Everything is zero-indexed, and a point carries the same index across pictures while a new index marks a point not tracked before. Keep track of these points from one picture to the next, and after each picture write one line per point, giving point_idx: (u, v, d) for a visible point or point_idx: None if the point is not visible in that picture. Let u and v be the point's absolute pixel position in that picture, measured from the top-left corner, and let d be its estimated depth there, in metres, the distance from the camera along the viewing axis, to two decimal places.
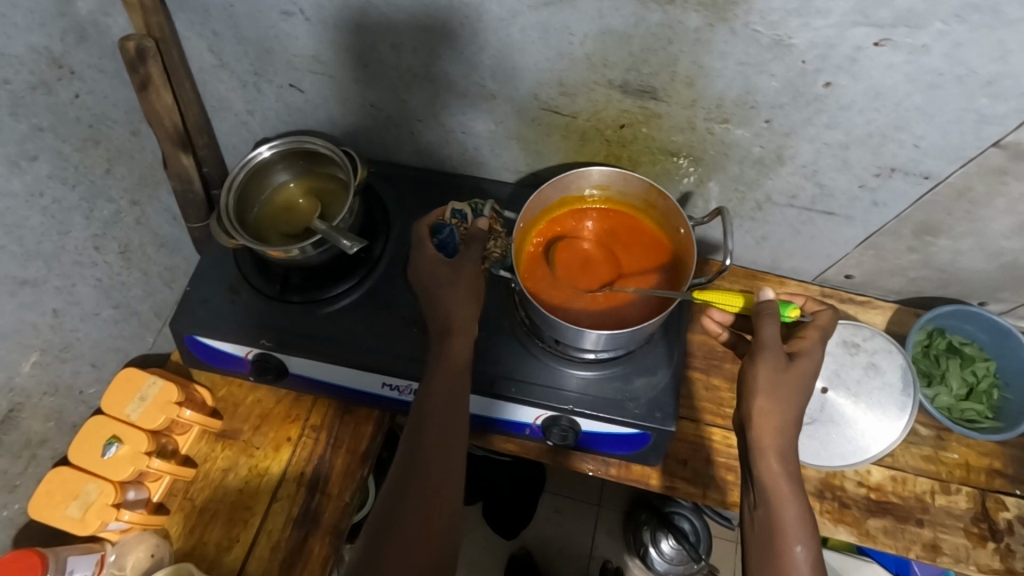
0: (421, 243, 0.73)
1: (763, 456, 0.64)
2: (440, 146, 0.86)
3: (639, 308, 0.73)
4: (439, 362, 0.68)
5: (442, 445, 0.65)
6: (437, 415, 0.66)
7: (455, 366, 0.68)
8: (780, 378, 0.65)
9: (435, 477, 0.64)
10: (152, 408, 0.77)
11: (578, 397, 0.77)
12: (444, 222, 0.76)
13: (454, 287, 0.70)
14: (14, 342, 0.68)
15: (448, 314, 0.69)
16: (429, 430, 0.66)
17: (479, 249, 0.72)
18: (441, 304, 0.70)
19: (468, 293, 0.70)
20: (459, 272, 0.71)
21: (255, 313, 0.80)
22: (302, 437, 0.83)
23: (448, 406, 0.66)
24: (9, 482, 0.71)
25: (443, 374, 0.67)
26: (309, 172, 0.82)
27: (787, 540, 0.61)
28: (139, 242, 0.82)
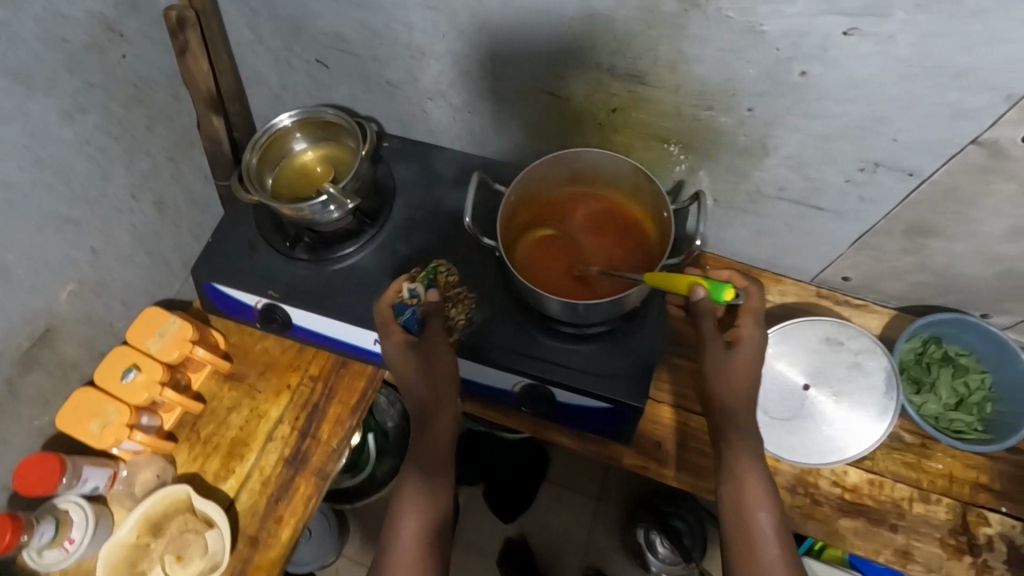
0: (386, 330, 0.75)
1: (727, 435, 0.72)
2: (450, 125, 0.91)
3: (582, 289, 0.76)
4: (421, 442, 0.72)
5: (428, 510, 0.70)
6: (421, 479, 0.71)
7: (438, 445, 0.72)
8: (724, 364, 0.72)
9: (425, 531, 0.69)
10: (170, 342, 0.85)
11: (555, 368, 0.80)
12: (404, 302, 0.76)
13: (430, 370, 0.73)
14: (54, 271, 0.76)
15: (427, 397, 0.73)
16: (411, 491, 0.70)
17: (439, 320, 0.75)
18: (419, 388, 0.73)
19: (445, 375, 0.73)
20: (431, 358, 0.73)
21: (268, 266, 0.87)
22: (301, 385, 0.91)
23: (430, 480, 0.71)
24: (44, 396, 0.80)
25: (426, 452, 0.72)
26: (324, 141, 0.89)
27: (752, 508, 0.68)
28: (173, 197, 0.90)
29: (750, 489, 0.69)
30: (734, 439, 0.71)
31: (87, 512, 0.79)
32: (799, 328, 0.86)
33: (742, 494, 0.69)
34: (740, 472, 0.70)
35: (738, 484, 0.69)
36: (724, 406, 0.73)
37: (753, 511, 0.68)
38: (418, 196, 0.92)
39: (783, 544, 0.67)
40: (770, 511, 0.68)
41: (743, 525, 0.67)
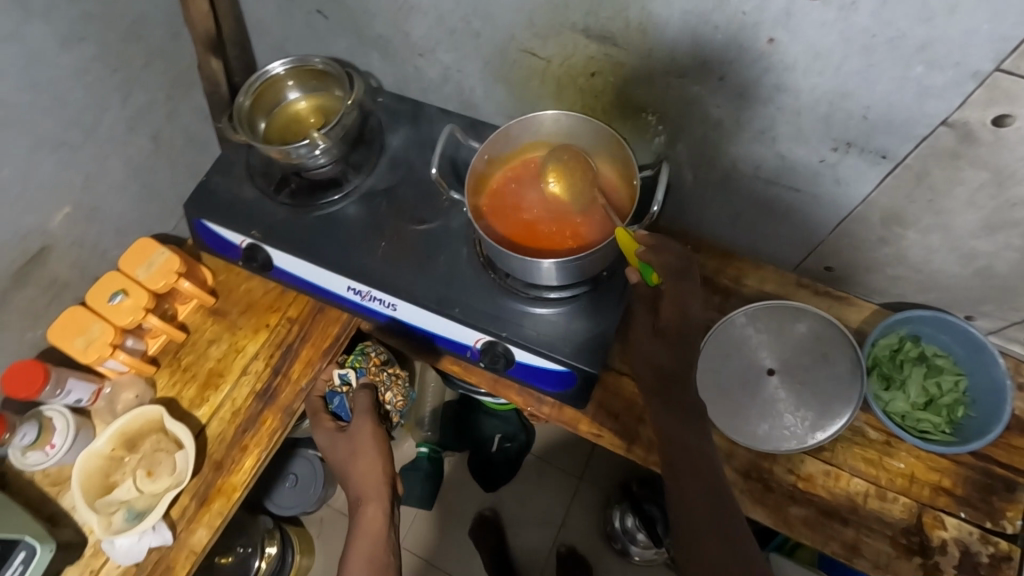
0: (316, 419, 0.90)
1: (660, 397, 0.75)
2: (440, 84, 0.92)
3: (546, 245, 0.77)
4: (359, 527, 0.82)
5: None
6: (360, 556, 0.78)
7: (375, 531, 0.81)
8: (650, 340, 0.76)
9: None
10: (157, 272, 0.90)
11: (516, 328, 0.81)
12: (334, 390, 0.92)
13: (358, 459, 0.86)
14: (50, 192, 0.80)
15: (360, 487, 0.84)
16: (354, 562, 0.78)
17: (366, 401, 0.90)
18: (354, 476, 0.85)
19: (371, 454, 0.86)
20: (354, 442, 0.87)
21: (254, 208, 0.91)
22: (278, 326, 0.94)
23: (369, 556, 0.78)
24: (37, 309, 0.85)
25: (361, 539, 0.80)
26: (316, 91, 0.92)
27: (686, 459, 0.72)
28: (170, 134, 0.94)
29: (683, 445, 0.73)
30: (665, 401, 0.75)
31: (69, 421, 0.85)
32: (767, 311, 0.86)
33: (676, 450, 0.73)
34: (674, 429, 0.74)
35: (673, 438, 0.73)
36: (660, 372, 0.75)
37: (686, 462, 0.72)
38: (404, 153, 0.94)
39: (712, 493, 0.70)
40: (704, 463, 0.72)
41: (676, 475, 0.72)
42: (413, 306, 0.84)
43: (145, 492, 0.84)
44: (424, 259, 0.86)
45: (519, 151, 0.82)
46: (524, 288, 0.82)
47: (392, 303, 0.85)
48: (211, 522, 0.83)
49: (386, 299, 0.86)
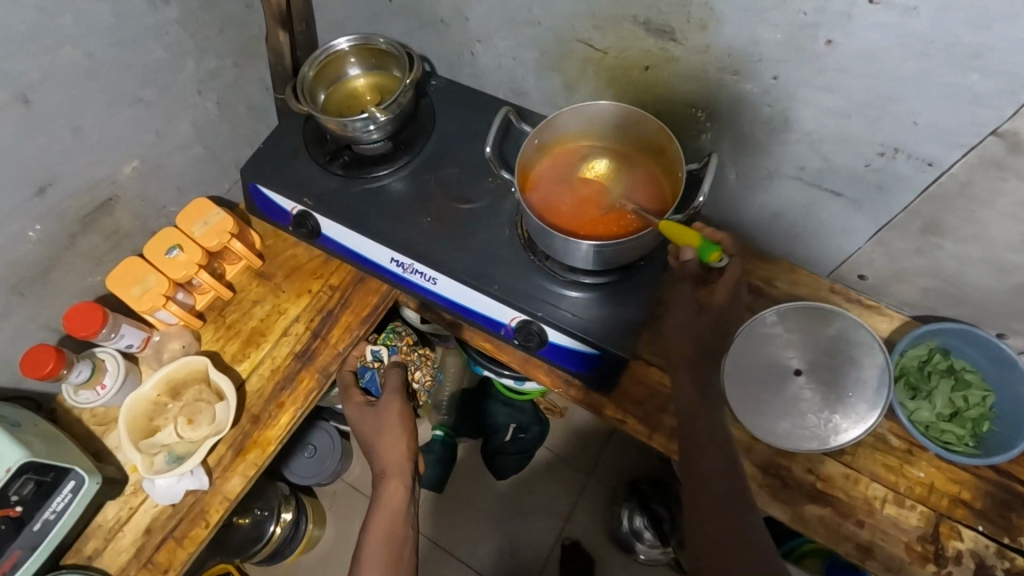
0: (347, 390, 0.99)
1: (682, 381, 0.78)
2: (494, 70, 0.96)
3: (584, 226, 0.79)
4: (381, 497, 0.88)
5: (384, 545, 0.81)
6: (380, 522, 0.84)
7: (393, 504, 0.87)
8: (689, 321, 0.79)
9: (388, 561, 0.79)
10: (212, 231, 0.94)
11: (551, 309, 0.84)
12: (367, 366, 1.04)
13: (385, 434, 0.94)
14: (121, 145, 0.85)
15: (384, 460, 0.91)
16: (374, 526, 0.83)
17: (395, 378, 1.01)
18: (379, 450, 0.93)
19: (395, 427, 0.94)
20: (382, 417, 0.95)
21: (308, 176, 0.95)
22: (320, 291, 0.98)
23: (388, 519, 0.84)
24: (99, 255, 0.90)
25: (381, 509, 0.86)
26: (376, 68, 0.95)
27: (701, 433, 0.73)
28: (233, 100, 0.98)
29: (700, 421, 0.74)
30: (686, 384, 0.77)
31: (120, 364, 0.90)
32: (798, 312, 0.87)
33: (692, 426, 0.74)
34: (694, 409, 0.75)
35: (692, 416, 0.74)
36: (684, 358, 0.79)
37: (703, 435, 0.73)
38: (453, 134, 0.97)
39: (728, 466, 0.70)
40: (719, 438, 0.72)
41: (689, 447, 0.73)
42: (453, 280, 0.87)
43: (185, 438, 0.88)
44: (467, 236, 0.89)
45: (569, 137, 0.84)
46: (562, 271, 0.85)
47: (432, 276, 0.89)
48: (245, 471, 0.87)
49: (427, 273, 0.89)
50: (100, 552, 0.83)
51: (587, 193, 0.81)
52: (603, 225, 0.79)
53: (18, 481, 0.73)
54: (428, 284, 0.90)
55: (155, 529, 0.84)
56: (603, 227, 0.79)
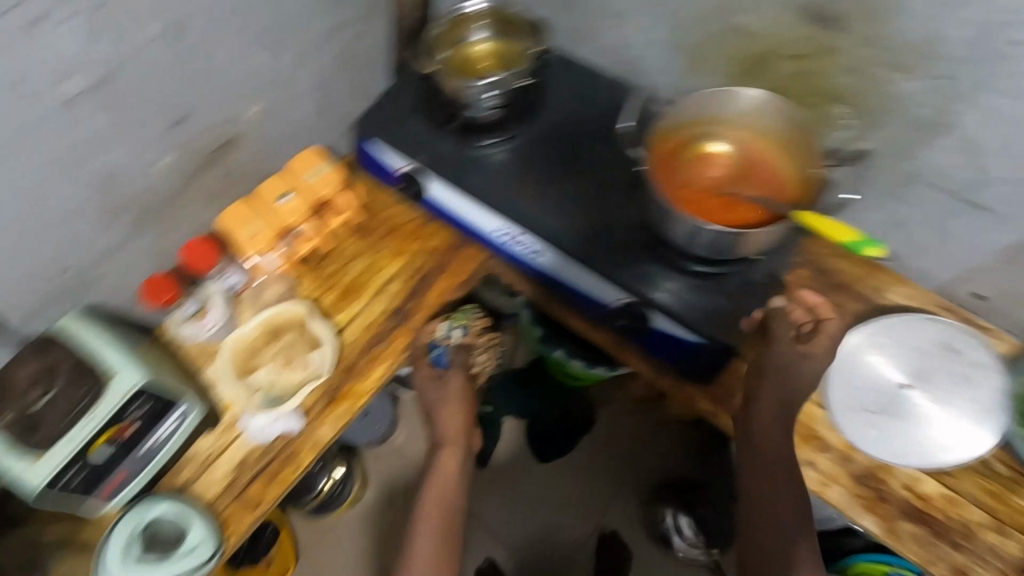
0: (417, 362, 0.96)
1: (757, 393, 0.81)
2: (620, 47, 0.94)
3: (702, 206, 0.79)
4: (436, 465, 0.91)
5: (439, 515, 0.86)
6: (434, 490, 0.88)
7: (448, 474, 0.90)
8: (787, 352, 0.81)
9: (440, 535, 0.84)
10: (323, 182, 0.96)
11: (660, 293, 0.83)
12: (437, 341, 0.97)
13: (445, 406, 0.95)
14: (252, 85, 0.85)
15: (444, 430, 0.94)
16: (430, 492, 0.88)
17: (462, 359, 0.99)
18: (440, 419, 0.95)
19: (457, 404, 0.96)
20: (447, 389, 0.96)
21: (422, 136, 0.95)
22: (418, 252, 0.99)
23: (440, 502, 0.87)
24: (216, 192, 0.92)
25: (435, 480, 0.89)
26: (503, 36, 0.94)
27: (770, 449, 0.78)
28: (355, 54, 0.98)
29: (766, 436, 0.80)
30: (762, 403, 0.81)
31: (224, 301, 0.91)
32: (911, 325, 0.85)
33: (757, 437, 0.80)
34: (763, 431, 0.80)
35: (760, 427, 0.80)
36: (758, 366, 0.82)
37: (771, 447, 0.78)
38: (570, 108, 0.95)
39: (791, 494, 0.76)
40: (781, 453, 0.78)
41: (752, 454, 0.79)
42: (559, 255, 0.87)
43: (280, 381, 0.90)
44: (581, 211, 0.88)
45: (702, 120, 0.83)
46: (672, 258, 0.84)
47: (537, 249, 0.89)
48: (337, 420, 0.89)
49: (533, 245, 0.89)
50: (193, 481, 0.85)
51: (711, 179, 0.81)
52: (721, 209, 0.79)
53: (136, 401, 0.74)
54: (533, 257, 0.91)
55: (248, 465, 0.86)
56: (722, 211, 0.78)
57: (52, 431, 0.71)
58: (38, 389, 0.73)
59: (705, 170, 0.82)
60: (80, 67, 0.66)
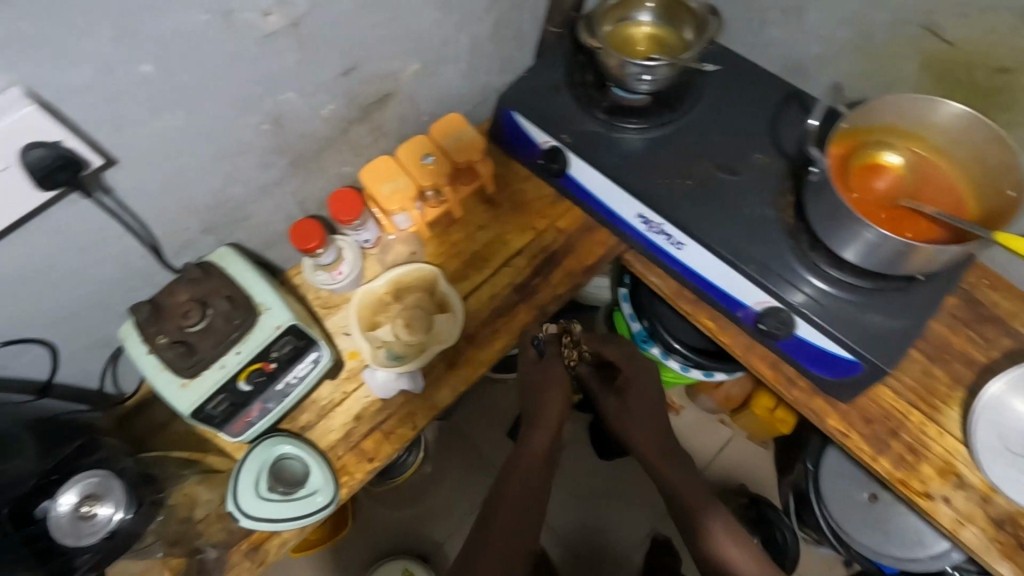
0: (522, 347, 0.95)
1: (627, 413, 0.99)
2: (785, 44, 0.91)
3: (872, 210, 0.76)
4: (528, 442, 0.91)
5: (524, 489, 0.86)
6: (522, 467, 0.88)
7: (537, 456, 0.90)
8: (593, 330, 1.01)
9: (521, 509, 0.84)
10: (463, 147, 0.95)
11: (808, 301, 0.80)
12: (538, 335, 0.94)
13: (545, 395, 0.93)
14: (417, 44, 0.86)
15: (539, 414, 0.92)
16: (522, 468, 0.89)
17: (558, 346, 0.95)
18: (536, 403, 0.93)
19: (552, 393, 0.93)
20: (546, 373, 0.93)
21: (567, 112, 0.94)
22: (546, 230, 0.98)
23: (517, 510, 0.84)
24: (361, 147, 0.92)
25: (523, 460, 0.89)
26: (669, 19, 0.92)
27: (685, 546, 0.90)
28: (508, 24, 0.97)
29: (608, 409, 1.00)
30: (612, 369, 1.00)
31: (357, 254, 0.92)
32: None
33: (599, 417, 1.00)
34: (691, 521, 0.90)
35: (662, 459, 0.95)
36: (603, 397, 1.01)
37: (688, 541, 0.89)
38: (723, 101, 0.93)
39: None
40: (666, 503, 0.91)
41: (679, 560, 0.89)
42: (703, 249, 0.85)
43: (403, 340, 0.89)
44: (729, 208, 0.86)
45: (885, 124, 0.80)
46: (826, 267, 0.81)
47: (680, 241, 0.87)
48: (455, 387, 0.88)
49: (676, 236, 0.87)
50: (311, 426, 0.86)
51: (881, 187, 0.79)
52: (894, 217, 0.75)
53: (282, 339, 0.76)
54: (672, 249, 0.89)
55: (365, 417, 0.87)
56: (895, 219, 0.75)
57: (205, 356, 0.73)
58: (193, 315, 0.73)
59: (876, 176, 0.79)
60: (285, 5, 0.66)
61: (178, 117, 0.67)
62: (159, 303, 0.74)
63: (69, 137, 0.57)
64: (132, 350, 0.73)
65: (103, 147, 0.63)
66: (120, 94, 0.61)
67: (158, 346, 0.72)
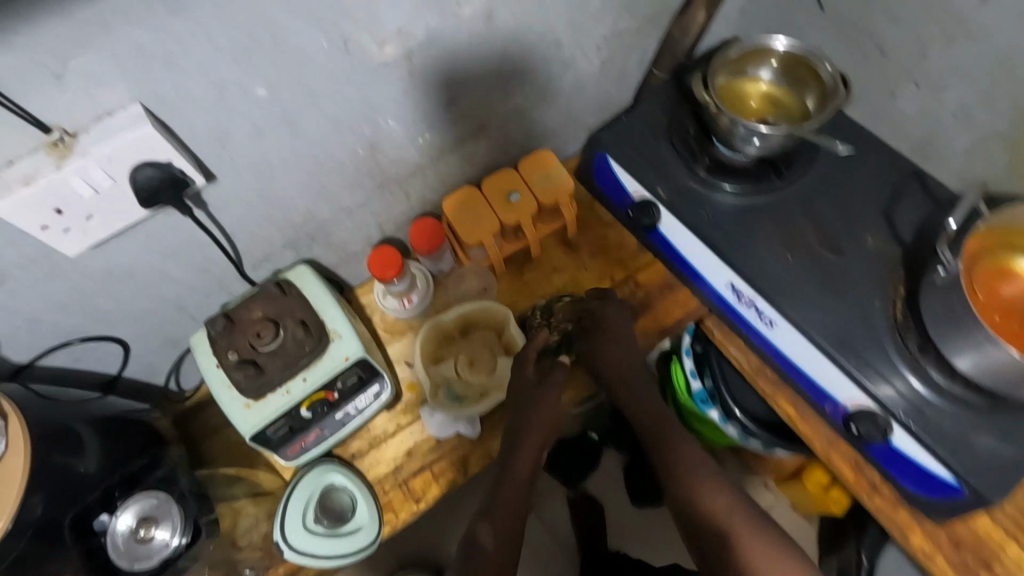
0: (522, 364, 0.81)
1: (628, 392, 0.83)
2: (913, 119, 0.84)
3: (994, 320, 0.69)
4: (510, 464, 0.77)
5: (508, 513, 0.75)
6: (503, 499, 0.76)
7: (517, 487, 0.76)
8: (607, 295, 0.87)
9: (503, 546, 0.73)
10: (551, 188, 0.92)
11: (906, 409, 0.74)
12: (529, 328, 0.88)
13: (532, 424, 0.78)
14: (522, 79, 0.82)
15: (524, 430, 0.78)
16: (499, 500, 0.76)
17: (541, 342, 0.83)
18: (525, 413, 0.79)
19: (547, 411, 0.79)
20: (542, 395, 0.80)
21: (664, 165, 0.89)
22: (625, 283, 0.94)
23: (510, 520, 0.74)
24: (448, 174, 0.90)
25: (506, 491, 0.76)
26: (787, 80, 0.87)
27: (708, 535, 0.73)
28: (614, 65, 0.93)
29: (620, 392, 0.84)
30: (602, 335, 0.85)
31: (428, 285, 0.92)
32: None
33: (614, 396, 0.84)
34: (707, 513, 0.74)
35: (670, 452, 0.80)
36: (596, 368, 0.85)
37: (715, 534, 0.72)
38: (835, 172, 0.86)
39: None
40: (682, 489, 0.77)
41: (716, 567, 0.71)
42: (797, 332, 0.79)
43: (463, 378, 0.87)
44: (833, 292, 0.79)
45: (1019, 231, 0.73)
46: (932, 371, 0.73)
47: (771, 319, 0.81)
48: None
49: (766, 314, 0.82)
50: (361, 455, 0.84)
51: (1008, 295, 0.71)
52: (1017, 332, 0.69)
53: (347, 371, 0.74)
54: (761, 326, 0.83)
55: (416, 455, 0.84)
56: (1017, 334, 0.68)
57: (272, 380, 0.71)
58: (266, 335, 0.72)
59: (1003, 281, 0.72)
60: (402, 35, 0.64)
61: (281, 138, 0.66)
62: (233, 317, 0.73)
63: (178, 157, 0.55)
64: (202, 362, 0.72)
65: (206, 164, 0.62)
66: (231, 114, 0.59)
67: (228, 363, 0.71)
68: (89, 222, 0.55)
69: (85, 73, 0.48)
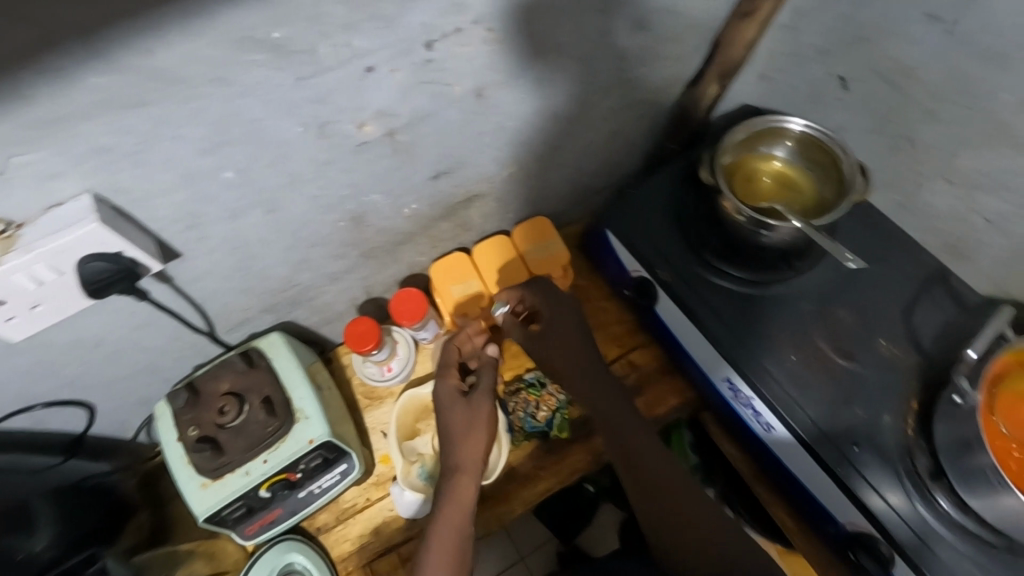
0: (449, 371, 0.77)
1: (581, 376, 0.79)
2: (942, 216, 0.77)
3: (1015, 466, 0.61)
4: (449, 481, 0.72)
5: (460, 518, 0.69)
6: (447, 511, 0.69)
7: (465, 503, 0.70)
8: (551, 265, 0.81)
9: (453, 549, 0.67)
10: (547, 259, 0.90)
11: (911, 540, 0.67)
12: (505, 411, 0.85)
13: (465, 439, 0.73)
14: (518, 151, 0.78)
15: (458, 447, 0.72)
16: (443, 511, 0.69)
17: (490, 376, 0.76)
18: (456, 433, 0.73)
19: (484, 414, 0.74)
20: (475, 407, 0.74)
21: (666, 242, 0.83)
22: (617, 361, 0.89)
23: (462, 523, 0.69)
24: (438, 240, 0.86)
25: (452, 510, 0.69)
26: (804, 162, 0.81)
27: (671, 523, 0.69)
28: (620, 135, 0.88)
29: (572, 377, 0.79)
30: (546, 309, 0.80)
31: (410, 351, 0.88)
32: None
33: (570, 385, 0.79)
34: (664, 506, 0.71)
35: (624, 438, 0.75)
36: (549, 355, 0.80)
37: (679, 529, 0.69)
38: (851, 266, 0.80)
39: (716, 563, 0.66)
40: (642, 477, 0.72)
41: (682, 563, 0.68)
42: (793, 440, 0.73)
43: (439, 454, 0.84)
44: (839, 402, 0.73)
45: None
46: (941, 499, 0.67)
47: (769, 423, 0.75)
48: (487, 524, 0.81)
49: (764, 417, 0.76)
50: (327, 530, 0.81)
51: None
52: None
53: (312, 453, 0.71)
54: (760, 429, 0.77)
55: (383, 535, 0.81)
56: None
57: (231, 461, 0.68)
58: (229, 411, 0.69)
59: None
60: (383, 117, 0.60)
61: (253, 218, 0.62)
62: (197, 389, 0.70)
63: (130, 248, 0.53)
64: (163, 433, 0.70)
65: (170, 245, 0.60)
66: (200, 198, 0.56)
67: (187, 439, 0.69)
68: (35, 311, 0.53)
69: (34, 169, 0.45)
